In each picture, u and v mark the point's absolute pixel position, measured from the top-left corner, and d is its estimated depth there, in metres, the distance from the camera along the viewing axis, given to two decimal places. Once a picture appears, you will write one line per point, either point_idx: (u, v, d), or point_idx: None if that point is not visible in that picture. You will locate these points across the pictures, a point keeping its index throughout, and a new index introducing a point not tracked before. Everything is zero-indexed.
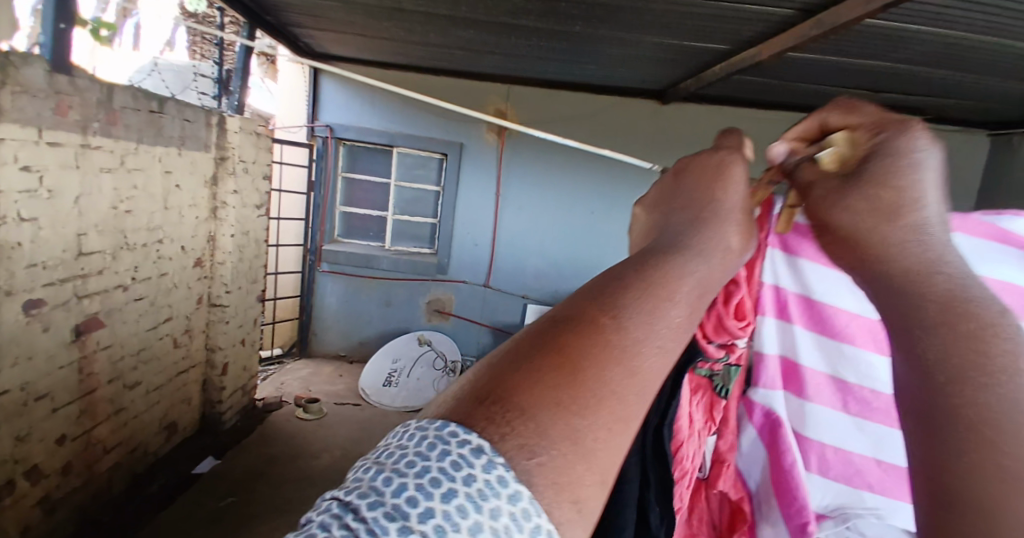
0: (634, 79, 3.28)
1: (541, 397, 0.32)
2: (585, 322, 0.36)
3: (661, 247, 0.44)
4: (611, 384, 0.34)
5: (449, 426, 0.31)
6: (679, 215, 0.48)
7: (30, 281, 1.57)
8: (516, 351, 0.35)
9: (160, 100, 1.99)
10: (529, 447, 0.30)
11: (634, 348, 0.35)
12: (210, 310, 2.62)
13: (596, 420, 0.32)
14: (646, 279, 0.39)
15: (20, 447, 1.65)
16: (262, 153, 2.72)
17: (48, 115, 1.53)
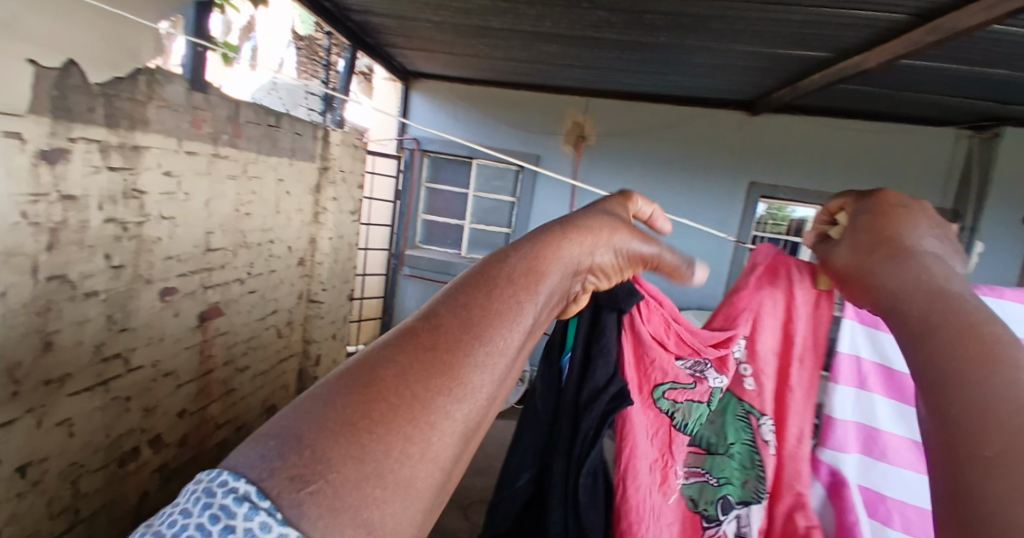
0: (721, 88, 3.24)
1: (332, 444, 0.49)
2: (381, 376, 0.55)
3: (466, 301, 0.65)
4: (394, 416, 0.53)
5: (228, 487, 0.44)
6: (503, 276, 0.70)
7: (166, 271, 1.82)
8: (334, 385, 0.54)
9: (277, 116, 2.24)
10: (301, 480, 0.46)
11: (436, 355, 0.59)
12: (309, 305, 2.88)
13: (376, 445, 0.50)
14: (436, 330, 0.61)
15: (147, 418, 1.90)
16: (357, 164, 2.97)
17: (185, 127, 1.76)
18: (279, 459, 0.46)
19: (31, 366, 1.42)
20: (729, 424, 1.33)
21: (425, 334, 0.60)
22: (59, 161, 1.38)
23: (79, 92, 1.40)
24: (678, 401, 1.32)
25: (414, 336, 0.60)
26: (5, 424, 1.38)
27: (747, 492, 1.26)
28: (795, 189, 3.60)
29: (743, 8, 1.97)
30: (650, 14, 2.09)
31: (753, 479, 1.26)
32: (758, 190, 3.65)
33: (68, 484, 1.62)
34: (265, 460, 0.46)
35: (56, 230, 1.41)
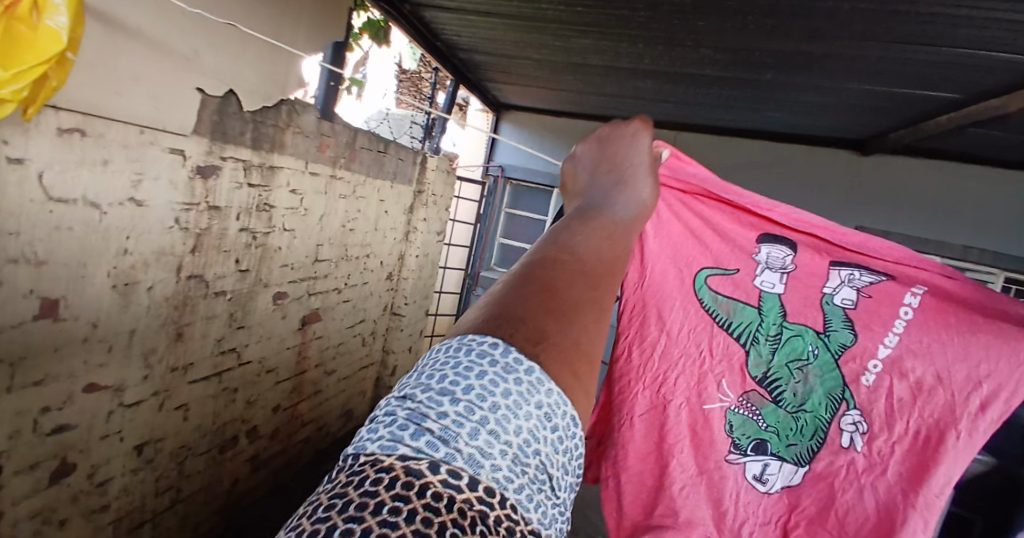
0: (831, 127, 3.16)
1: (537, 311, 0.42)
2: (556, 260, 0.49)
3: (595, 208, 0.63)
4: (583, 294, 0.46)
5: (474, 338, 0.39)
6: (607, 183, 0.70)
7: (281, 277, 2.01)
8: (512, 290, 0.44)
9: (386, 143, 2.44)
10: (535, 339, 0.40)
11: (588, 268, 0.50)
12: (391, 317, 3.05)
13: (581, 320, 0.44)
14: (586, 225, 0.57)
15: (248, 409, 2.09)
16: (448, 188, 3.16)
17: (313, 151, 1.97)
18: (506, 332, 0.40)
19: (163, 353, 1.62)
20: (817, 391, 1.33)
21: (564, 247, 0.51)
22: (211, 177, 1.58)
23: (234, 118, 1.61)
24: (720, 294, 1.41)
25: (554, 255, 0.50)
26: (134, 403, 1.58)
27: (787, 451, 1.33)
28: (909, 237, 3.38)
29: (861, 53, 1.95)
30: (760, 53, 2.10)
31: (801, 445, 1.32)
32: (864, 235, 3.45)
33: (175, 464, 1.81)
34: (493, 329, 0.40)
35: (200, 234, 1.61)
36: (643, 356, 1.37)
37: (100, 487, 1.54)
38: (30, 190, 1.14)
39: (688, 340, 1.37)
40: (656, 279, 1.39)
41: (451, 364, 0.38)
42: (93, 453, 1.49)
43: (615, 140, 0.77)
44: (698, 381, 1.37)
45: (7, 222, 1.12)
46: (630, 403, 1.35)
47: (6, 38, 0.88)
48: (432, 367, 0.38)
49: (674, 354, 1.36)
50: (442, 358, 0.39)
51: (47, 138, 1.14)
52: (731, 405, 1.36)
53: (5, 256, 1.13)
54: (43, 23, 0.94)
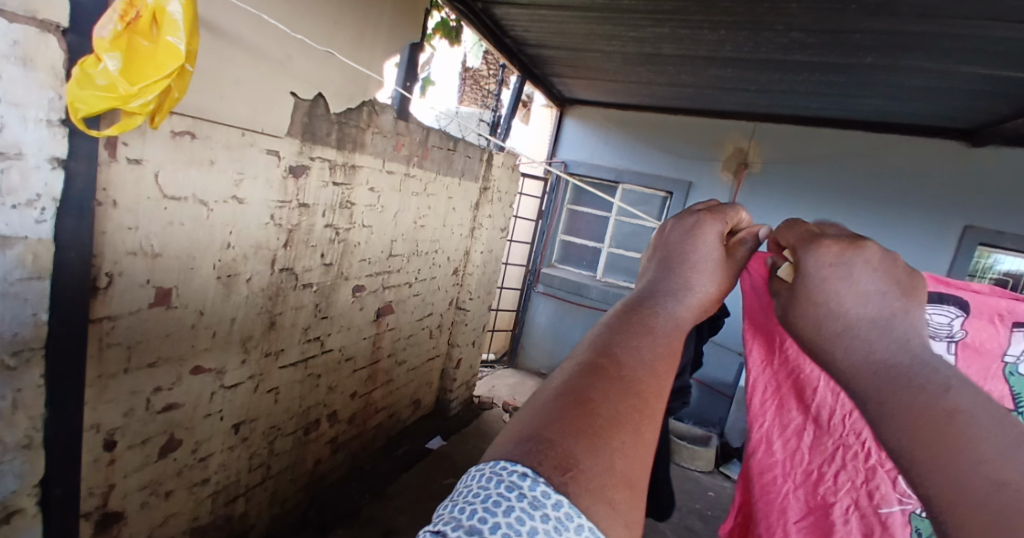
0: (929, 115, 2.95)
1: (569, 433, 0.52)
2: (597, 369, 0.60)
3: (646, 302, 0.71)
4: (616, 410, 0.56)
5: (507, 469, 0.49)
6: (665, 273, 0.75)
7: (360, 271, 2.12)
8: (553, 405, 0.55)
9: (456, 141, 2.52)
10: (568, 466, 0.49)
11: (627, 378, 0.60)
12: (456, 311, 3.15)
13: (610, 438, 0.53)
14: (630, 325, 0.67)
15: (329, 394, 2.22)
16: (512, 185, 3.21)
17: (390, 150, 2.06)
18: (539, 454, 0.50)
19: (259, 339, 1.76)
20: None
21: (608, 357, 0.61)
22: (301, 176, 1.70)
23: (322, 119, 1.72)
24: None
25: (598, 361, 0.61)
26: (233, 385, 1.72)
27: None
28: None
29: (985, 30, 1.81)
30: (860, 34, 2.00)
31: None
32: (975, 234, 3.22)
33: (266, 443, 1.95)
34: (524, 456, 0.50)
35: (291, 230, 1.73)
36: (788, 450, 0.90)
37: (202, 461, 1.70)
38: (147, 188, 1.27)
39: (845, 428, 0.86)
40: (792, 356, 0.91)
41: (484, 497, 0.47)
42: (196, 430, 1.64)
43: (679, 230, 0.79)
44: (865, 476, 0.84)
45: (128, 217, 1.25)
46: (777, 508, 0.88)
47: (128, 54, 1.01)
48: (467, 498, 0.48)
49: (827, 446, 0.87)
50: (477, 488, 0.49)
51: (161, 140, 1.27)
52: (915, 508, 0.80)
53: (125, 248, 1.27)
54: (162, 39, 1.03)
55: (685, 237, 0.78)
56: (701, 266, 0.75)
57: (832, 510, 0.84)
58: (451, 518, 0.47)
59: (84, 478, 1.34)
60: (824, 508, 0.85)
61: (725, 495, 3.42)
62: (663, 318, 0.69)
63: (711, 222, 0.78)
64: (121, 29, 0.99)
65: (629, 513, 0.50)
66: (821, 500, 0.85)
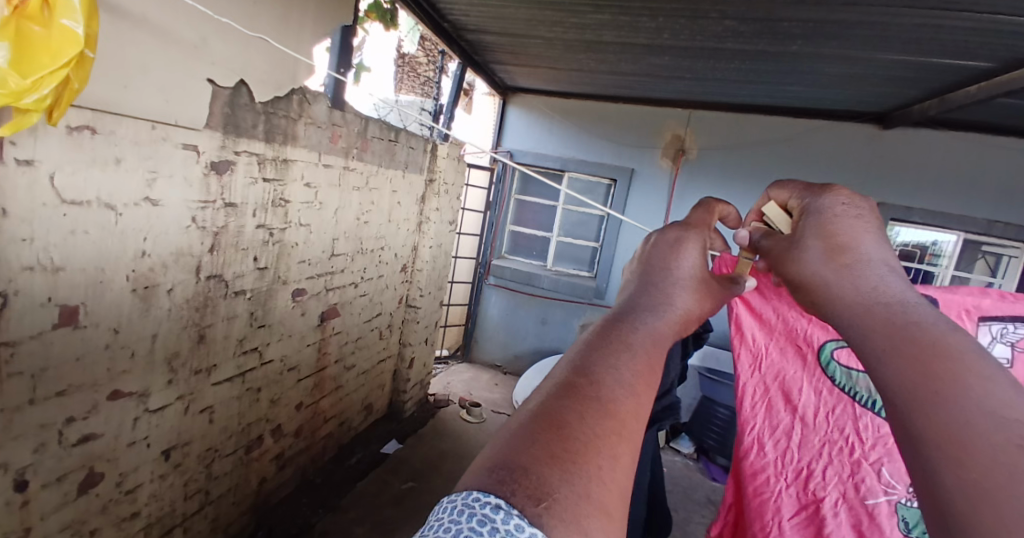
0: (855, 100, 3.10)
1: (540, 455, 0.45)
2: (574, 386, 0.53)
3: (622, 320, 0.65)
4: (593, 432, 0.49)
5: (477, 497, 0.41)
6: (638, 290, 0.70)
7: (299, 274, 1.98)
8: (524, 428, 0.48)
9: (396, 132, 2.40)
10: (538, 496, 0.42)
11: (604, 397, 0.53)
12: (406, 309, 3.03)
13: (586, 460, 0.46)
14: (606, 343, 0.60)
15: (272, 408, 2.06)
16: (458, 176, 3.11)
17: (325, 142, 1.92)
18: (512, 483, 0.42)
19: (187, 356, 1.59)
20: None
21: (584, 375, 0.55)
22: (225, 172, 1.53)
23: (246, 109, 1.56)
24: (853, 369, 1.00)
25: (574, 381, 0.54)
26: (159, 409, 1.55)
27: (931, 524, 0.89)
28: (934, 212, 3.37)
29: (904, 18, 1.88)
30: (789, 22, 2.04)
31: None
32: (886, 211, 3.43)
33: (203, 466, 1.78)
34: (496, 486, 0.42)
35: (218, 233, 1.57)
36: (778, 450, 1.00)
37: (129, 495, 1.52)
38: (42, 194, 1.10)
39: (827, 425, 0.99)
40: (774, 361, 1.07)
41: (453, 533, 0.40)
42: (120, 461, 1.46)
43: (659, 249, 0.76)
44: (851, 470, 0.96)
45: (21, 228, 1.08)
46: (771, 506, 0.97)
47: (18, 41, 0.84)
48: (433, 535, 0.40)
49: (813, 443, 0.99)
50: (448, 521, 0.41)
51: (56, 137, 1.10)
52: (900, 499, 0.92)
53: (20, 263, 1.09)
54: (56, 23, 0.88)
55: (665, 252, 0.75)
56: (682, 280, 0.72)
57: (823, 505, 0.95)
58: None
59: None
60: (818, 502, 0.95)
61: (679, 472, 3.52)
62: (641, 331, 0.63)
63: (693, 239, 0.77)
64: (9, 15, 0.83)
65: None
66: (813, 496, 0.96)
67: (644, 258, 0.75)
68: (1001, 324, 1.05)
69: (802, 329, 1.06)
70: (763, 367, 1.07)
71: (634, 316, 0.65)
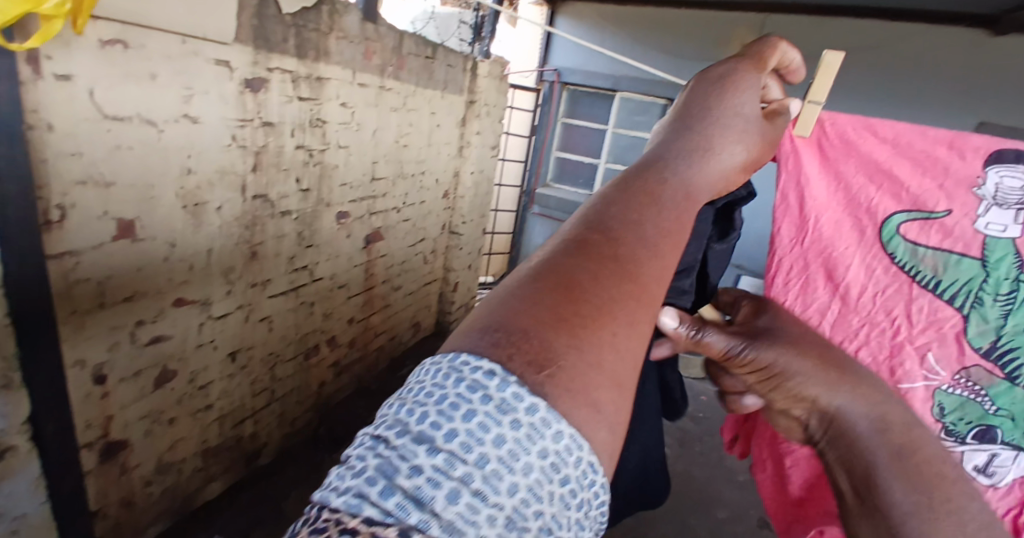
0: None
1: (545, 318, 0.45)
2: (589, 241, 0.52)
3: (652, 172, 0.61)
4: (606, 293, 0.49)
5: (464, 359, 0.42)
6: (677, 134, 0.65)
7: (342, 197, 1.99)
8: (526, 288, 0.48)
9: (434, 47, 2.29)
10: (541, 363, 0.43)
11: (621, 255, 0.52)
12: (449, 236, 3.04)
13: (593, 324, 0.47)
14: (630, 199, 0.57)
15: (326, 320, 2.14)
16: (501, 97, 2.98)
17: (359, 58, 1.85)
18: (510, 347, 0.43)
19: (242, 270, 1.64)
20: None
21: (601, 230, 0.53)
22: (260, 90, 1.51)
23: (275, 22, 1.50)
24: (920, 244, 0.97)
25: (588, 237, 0.53)
26: (222, 316, 1.62)
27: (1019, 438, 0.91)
28: None
29: None
30: None
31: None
32: (988, 131, 2.99)
33: (266, 369, 1.89)
34: (489, 350, 0.43)
35: (258, 152, 1.57)
36: (810, 327, 1.02)
37: (202, 390, 1.63)
38: (83, 108, 1.11)
39: (873, 306, 0.99)
40: (821, 236, 1.02)
41: (437, 398, 0.40)
42: (190, 361, 1.56)
43: (710, 87, 0.68)
44: (890, 351, 0.97)
45: (67, 142, 1.10)
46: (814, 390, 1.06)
47: None
48: (416, 399, 0.40)
49: (851, 322, 1.00)
50: (430, 386, 0.41)
51: (90, 50, 1.09)
52: (941, 385, 0.95)
53: (72, 177, 1.13)
54: None
55: (714, 92, 0.67)
56: (731, 124, 0.66)
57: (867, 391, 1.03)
58: (397, 417, 0.40)
59: (77, 412, 1.27)
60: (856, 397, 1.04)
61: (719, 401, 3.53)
62: (672, 183, 0.60)
63: (748, 76, 0.69)
64: None
65: (612, 411, 0.45)
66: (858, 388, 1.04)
67: (693, 99, 0.67)
68: (1014, 182, 0.92)
69: (862, 201, 1.01)
70: (807, 241, 1.03)
71: (668, 165, 0.61)
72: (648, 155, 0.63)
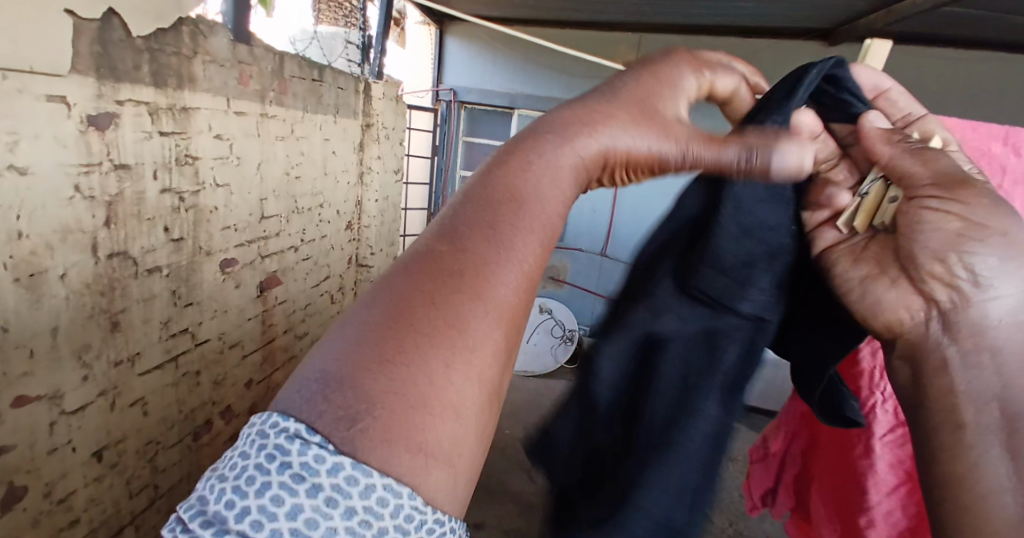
0: (803, 17, 2.99)
1: (368, 359, 0.43)
2: (434, 259, 0.48)
3: (510, 170, 0.54)
4: (441, 315, 0.46)
5: (269, 423, 0.40)
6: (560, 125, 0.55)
7: (225, 242, 1.74)
8: (362, 325, 0.45)
9: (320, 70, 2.12)
10: (352, 417, 0.40)
11: (460, 275, 0.48)
12: (357, 270, 2.83)
13: (424, 355, 0.44)
14: (482, 213, 0.51)
15: (217, 390, 1.86)
16: (399, 119, 2.86)
17: (233, 84, 1.64)
18: (323, 404, 0.40)
19: (101, 347, 1.35)
20: None
21: (450, 240, 0.49)
22: (108, 127, 1.26)
23: (122, 47, 1.26)
24: None
25: (435, 249, 0.49)
26: (79, 409, 1.32)
27: None
28: None
29: None
30: None
31: None
32: None
33: (146, 461, 1.58)
34: (303, 409, 0.40)
35: (112, 202, 1.31)
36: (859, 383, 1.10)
37: (61, 504, 1.31)
38: None
39: None
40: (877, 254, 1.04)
41: (239, 472, 0.39)
42: (43, 471, 1.25)
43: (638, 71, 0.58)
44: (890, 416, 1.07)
45: None
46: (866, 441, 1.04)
47: None
48: (224, 472, 0.40)
49: None
50: (238, 458, 0.40)
51: None
52: None
53: None
54: None
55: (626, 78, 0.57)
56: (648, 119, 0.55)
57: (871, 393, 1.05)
58: (199, 496, 0.39)
59: None
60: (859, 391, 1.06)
61: None
62: (532, 198, 0.52)
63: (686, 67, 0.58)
64: None
65: (463, 462, 0.44)
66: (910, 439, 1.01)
67: (591, 90, 0.57)
68: None
69: None
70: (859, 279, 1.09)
71: (539, 150, 0.53)
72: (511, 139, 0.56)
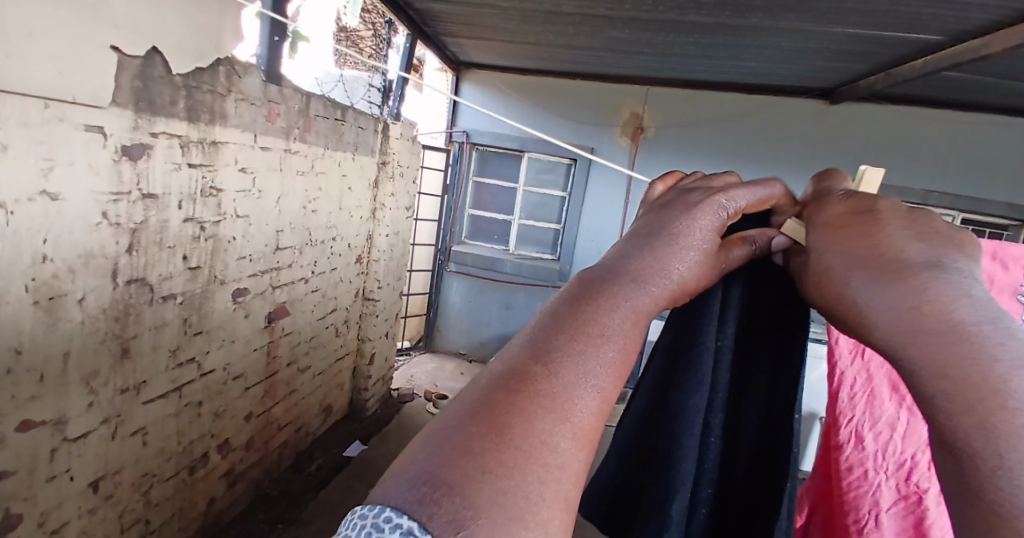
0: (805, 76, 3.10)
1: (471, 469, 0.35)
2: (526, 372, 0.41)
3: (598, 282, 0.50)
4: (540, 434, 0.38)
5: (386, 511, 0.32)
6: (637, 242, 0.54)
7: (239, 272, 1.77)
8: (457, 424, 0.38)
9: (343, 109, 2.19)
10: (458, 522, 0.32)
11: (558, 393, 0.41)
12: (364, 303, 2.84)
13: (524, 478, 0.36)
14: (578, 323, 0.45)
15: (217, 422, 1.84)
16: (414, 159, 2.93)
17: (261, 121, 1.70)
18: (433, 503, 0.32)
19: (109, 374, 1.35)
20: None
21: (544, 356, 0.43)
22: (140, 157, 1.31)
23: (161, 82, 1.32)
24: None
25: (525, 361, 0.42)
26: (81, 436, 1.31)
27: None
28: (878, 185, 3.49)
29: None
30: None
31: None
32: None
33: (140, 495, 1.55)
34: (416, 503, 0.32)
35: (135, 230, 1.34)
36: (879, 441, 0.82)
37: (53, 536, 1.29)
38: None
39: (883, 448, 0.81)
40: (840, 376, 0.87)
41: None
42: (39, 499, 1.23)
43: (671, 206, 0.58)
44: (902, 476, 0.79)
45: None
46: (868, 500, 0.80)
47: None
48: None
49: (854, 468, 0.82)
50: None
51: None
52: None
53: None
54: None
55: (666, 213, 0.57)
56: (689, 245, 0.54)
57: (876, 378, 0.84)
58: None
59: None
60: (833, 423, 0.87)
61: None
62: (619, 320, 0.47)
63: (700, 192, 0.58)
64: None
65: None
66: (919, 489, 0.78)
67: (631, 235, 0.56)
68: None
69: None
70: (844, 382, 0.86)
71: (627, 268, 0.51)
72: (604, 257, 0.54)
